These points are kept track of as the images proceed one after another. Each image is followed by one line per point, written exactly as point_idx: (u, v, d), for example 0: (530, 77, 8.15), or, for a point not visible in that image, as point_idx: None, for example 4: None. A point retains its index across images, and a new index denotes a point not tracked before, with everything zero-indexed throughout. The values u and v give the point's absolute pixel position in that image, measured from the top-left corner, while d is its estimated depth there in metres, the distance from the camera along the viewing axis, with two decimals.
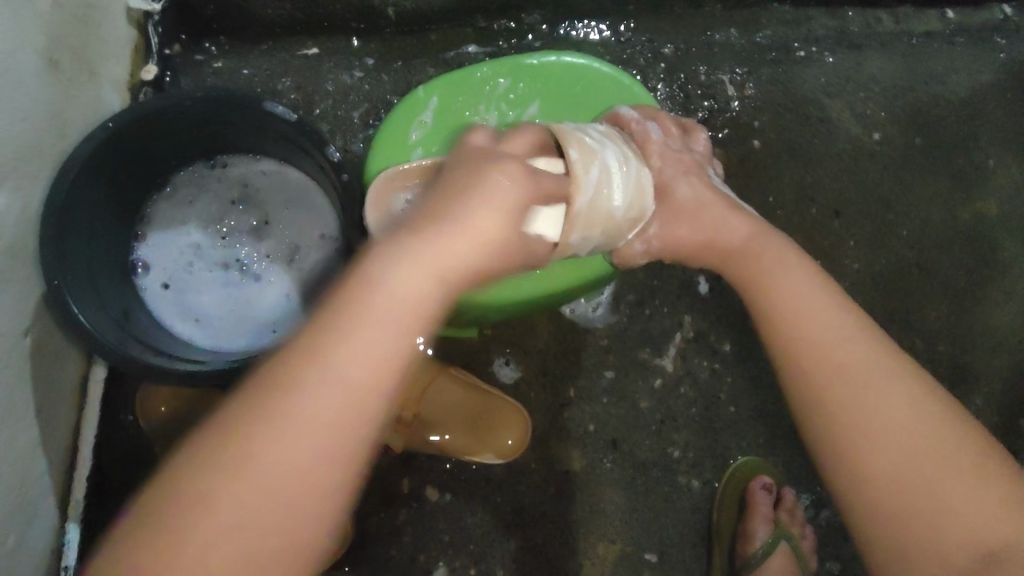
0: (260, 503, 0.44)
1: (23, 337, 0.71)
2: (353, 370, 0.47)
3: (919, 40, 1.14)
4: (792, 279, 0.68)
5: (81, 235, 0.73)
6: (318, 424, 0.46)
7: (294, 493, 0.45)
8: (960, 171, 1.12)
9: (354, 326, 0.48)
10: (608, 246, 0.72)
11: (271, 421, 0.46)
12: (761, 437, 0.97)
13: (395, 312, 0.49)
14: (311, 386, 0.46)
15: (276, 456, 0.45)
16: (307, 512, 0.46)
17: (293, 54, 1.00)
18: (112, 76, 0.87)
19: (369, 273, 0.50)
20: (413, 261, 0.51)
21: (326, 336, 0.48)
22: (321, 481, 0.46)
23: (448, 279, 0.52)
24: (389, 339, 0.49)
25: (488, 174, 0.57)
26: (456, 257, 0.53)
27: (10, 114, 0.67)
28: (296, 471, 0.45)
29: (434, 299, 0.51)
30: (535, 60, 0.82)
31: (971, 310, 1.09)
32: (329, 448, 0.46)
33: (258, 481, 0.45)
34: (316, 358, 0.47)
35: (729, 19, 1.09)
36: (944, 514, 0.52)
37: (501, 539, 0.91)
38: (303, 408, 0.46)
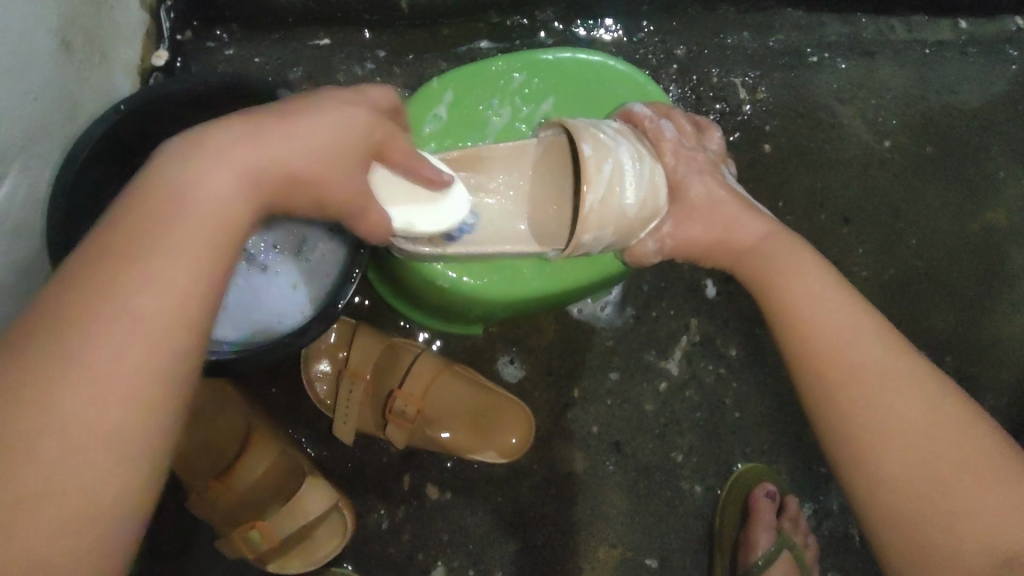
0: (55, 468, 0.34)
1: (25, 320, 0.69)
2: (159, 288, 0.38)
3: (932, 50, 1.14)
4: (805, 278, 0.67)
5: (88, 218, 0.72)
6: (115, 354, 0.36)
7: (98, 457, 0.35)
8: (970, 182, 1.12)
9: (149, 235, 0.38)
10: (620, 243, 0.72)
11: (77, 345, 0.35)
12: (765, 444, 0.96)
13: (199, 220, 0.40)
14: (107, 312, 0.36)
15: (87, 374, 0.35)
16: (140, 450, 0.36)
17: (304, 44, 1.00)
18: (123, 60, 0.86)
19: (167, 172, 0.41)
20: (226, 161, 0.42)
21: (139, 239, 0.38)
22: (148, 422, 0.36)
23: (266, 179, 0.44)
24: (189, 246, 0.39)
25: (335, 102, 0.49)
26: (275, 155, 0.44)
27: (20, 94, 0.66)
28: (107, 399, 0.35)
29: (241, 204, 0.42)
30: (551, 56, 0.81)
31: (978, 322, 1.08)
32: (134, 379, 0.36)
33: (56, 441, 0.34)
34: (124, 266, 0.37)
35: (742, 22, 1.09)
36: (961, 517, 0.50)
37: (501, 539, 0.90)
38: (128, 312, 0.37)
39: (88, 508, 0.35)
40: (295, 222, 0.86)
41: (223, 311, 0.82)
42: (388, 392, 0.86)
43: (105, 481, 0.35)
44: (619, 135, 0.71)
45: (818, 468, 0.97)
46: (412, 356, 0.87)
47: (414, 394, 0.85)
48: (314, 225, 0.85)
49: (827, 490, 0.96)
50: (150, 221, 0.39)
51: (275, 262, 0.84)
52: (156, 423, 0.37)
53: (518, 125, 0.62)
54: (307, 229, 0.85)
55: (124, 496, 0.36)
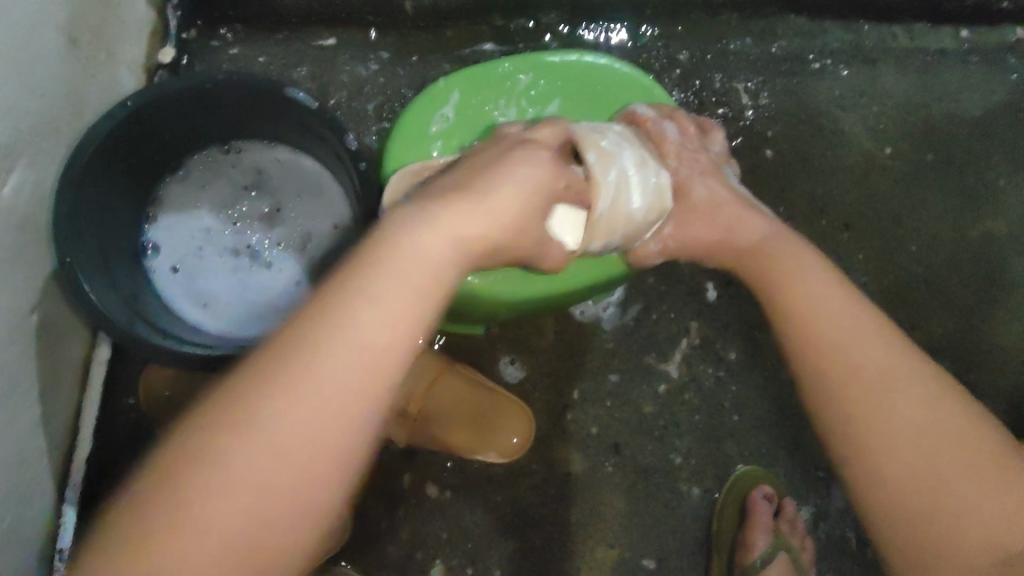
0: (263, 484, 0.42)
1: (30, 314, 0.70)
2: (357, 350, 0.45)
3: (933, 58, 1.14)
4: (812, 282, 0.67)
5: (96, 214, 0.73)
6: (305, 414, 0.43)
7: (290, 483, 0.43)
8: (970, 191, 1.12)
9: (361, 297, 0.46)
10: (628, 246, 0.74)
11: (258, 405, 0.43)
12: (763, 447, 0.97)
13: (414, 280, 0.48)
14: (312, 369, 0.44)
15: (280, 432, 0.43)
16: (321, 485, 0.43)
17: (308, 44, 1.00)
18: (130, 58, 0.87)
19: (394, 238, 0.49)
20: (431, 227, 0.50)
21: (330, 308, 0.46)
22: (324, 467, 0.43)
23: (471, 251, 0.52)
24: (398, 310, 0.47)
25: (513, 156, 0.59)
26: (472, 227, 0.52)
27: (28, 88, 0.66)
28: (313, 449, 0.43)
29: (450, 269, 0.50)
30: (557, 58, 0.82)
31: (976, 330, 1.09)
32: (334, 423, 0.44)
33: (258, 452, 0.42)
34: (326, 323, 0.45)
35: (744, 28, 1.10)
36: (962, 517, 0.51)
37: (500, 539, 0.91)
38: (321, 376, 0.44)
39: (282, 549, 0.42)
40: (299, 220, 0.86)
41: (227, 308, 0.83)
42: None
43: (265, 539, 0.42)
44: (622, 140, 0.72)
45: (816, 472, 0.97)
46: (414, 355, 0.88)
47: (415, 394, 0.87)
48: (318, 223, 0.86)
49: (825, 494, 0.97)
50: (370, 294, 0.46)
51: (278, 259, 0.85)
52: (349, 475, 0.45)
53: (543, 128, 0.66)
54: (312, 228, 0.86)
55: (305, 509, 0.43)
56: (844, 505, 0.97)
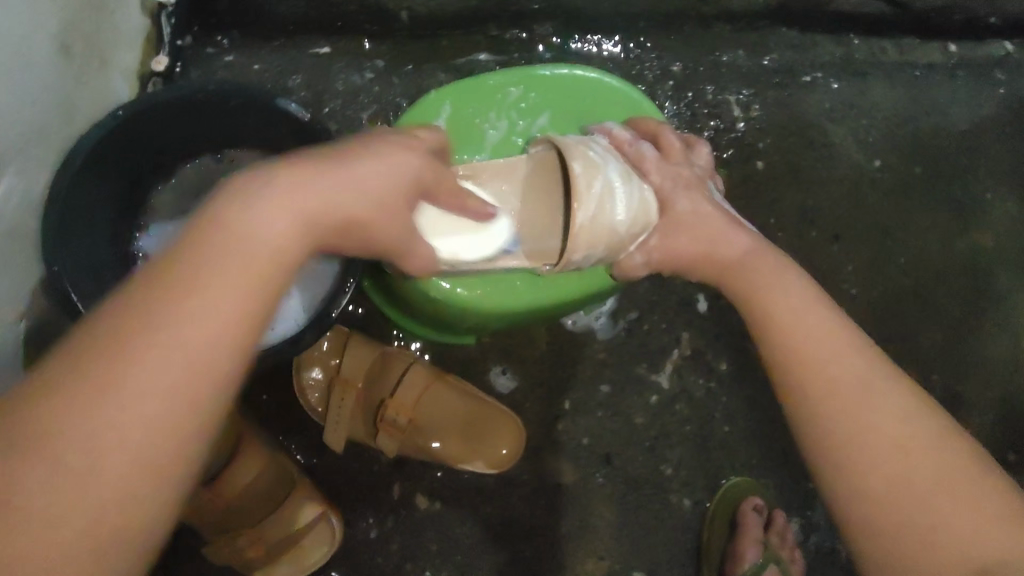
0: (82, 471, 0.35)
1: (17, 323, 0.69)
2: (189, 329, 0.38)
3: (922, 72, 1.16)
4: (794, 300, 0.67)
5: (85, 222, 0.73)
6: (146, 390, 0.37)
7: (155, 457, 0.37)
8: (958, 204, 1.14)
9: (176, 285, 0.38)
10: (611, 258, 0.73)
11: (104, 376, 0.36)
12: (754, 458, 0.97)
13: (245, 256, 0.40)
14: (141, 338, 0.37)
15: (117, 415, 0.36)
16: (145, 474, 0.37)
17: (303, 52, 1.00)
18: (123, 65, 0.87)
19: (221, 213, 0.41)
20: (283, 209, 0.43)
21: (177, 264, 0.39)
22: (159, 453, 0.37)
23: (332, 224, 0.46)
24: (234, 291, 0.39)
25: (391, 146, 0.52)
26: (351, 196, 0.47)
27: (18, 96, 0.66)
28: (124, 440, 0.36)
29: (299, 243, 0.43)
30: (547, 72, 0.82)
31: (964, 341, 1.10)
32: (154, 409, 0.37)
33: (44, 468, 0.35)
34: (155, 302, 0.38)
35: (737, 41, 1.10)
36: (937, 529, 0.51)
37: (490, 551, 0.90)
38: (158, 358, 0.37)
39: (132, 536, 0.37)
40: None
41: None
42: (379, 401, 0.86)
43: (111, 531, 0.36)
44: (608, 154, 0.71)
45: (806, 484, 0.97)
46: (404, 366, 0.87)
47: (406, 403, 0.85)
48: None
49: (814, 505, 0.97)
50: (208, 267, 0.39)
51: None
52: (185, 470, 0.38)
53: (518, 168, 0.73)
54: None
55: (146, 511, 0.37)
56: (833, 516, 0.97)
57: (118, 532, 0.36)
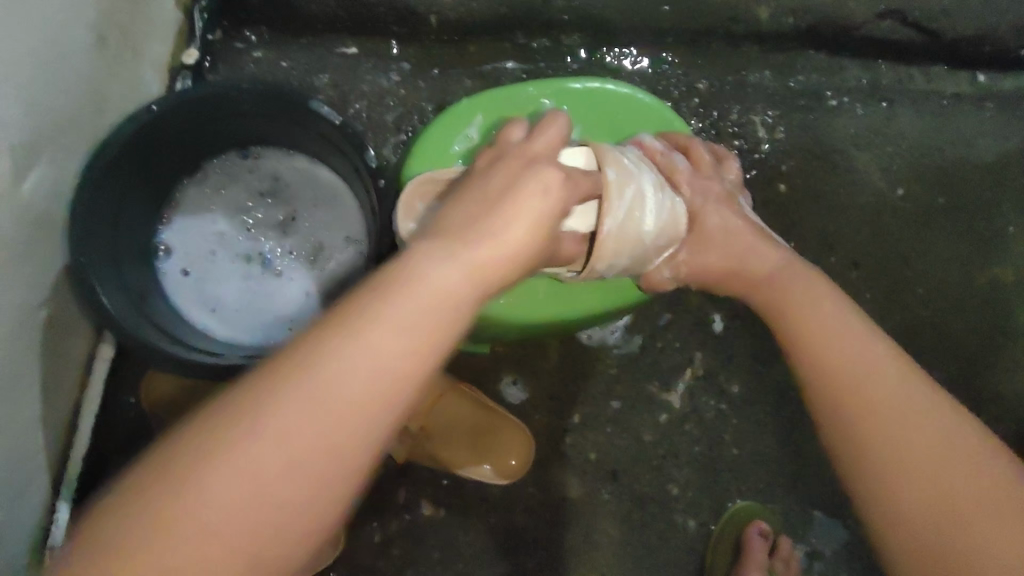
0: (246, 493, 0.40)
1: (39, 310, 0.69)
2: (360, 366, 0.43)
3: (949, 101, 1.15)
4: (837, 310, 0.67)
5: (112, 212, 0.73)
6: (284, 433, 0.41)
7: (284, 487, 0.41)
8: (979, 236, 1.13)
9: (376, 325, 0.44)
10: (636, 269, 0.72)
11: (274, 404, 0.42)
12: (761, 482, 0.96)
13: (430, 306, 0.46)
14: (292, 383, 0.42)
15: (288, 424, 0.42)
16: (305, 481, 0.41)
17: (331, 52, 1.00)
18: (155, 57, 0.87)
19: (407, 266, 0.47)
20: (455, 261, 0.47)
21: (350, 313, 0.45)
22: (317, 463, 0.42)
23: (484, 273, 0.48)
24: (408, 339, 0.44)
25: (529, 172, 0.54)
26: (485, 251, 0.48)
27: (56, 86, 0.66)
28: (322, 442, 0.42)
29: (466, 302, 0.47)
30: (579, 85, 0.82)
31: (979, 375, 1.09)
32: (331, 439, 0.42)
33: (227, 483, 0.40)
34: (340, 337, 0.44)
35: (764, 61, 1.10)
36: (979, 545, 0.49)
37: (492, 561, 0.90)
38: (330, 377, 0.43)
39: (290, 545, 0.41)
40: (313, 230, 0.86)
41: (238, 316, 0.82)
42: None
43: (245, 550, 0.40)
44: (641, 162, 0.72)
45: (813, 512, 0.96)
46: None
47: (419, 408, 0.85)
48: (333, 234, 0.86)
49: (821, 533, 0.96)
50: (386, 313, 0.45)
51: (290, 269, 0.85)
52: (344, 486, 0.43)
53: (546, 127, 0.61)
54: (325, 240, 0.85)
55: (313, 515, 0.42)
56: (838, 546, 0.96)
57: (283, 543, 0.41)
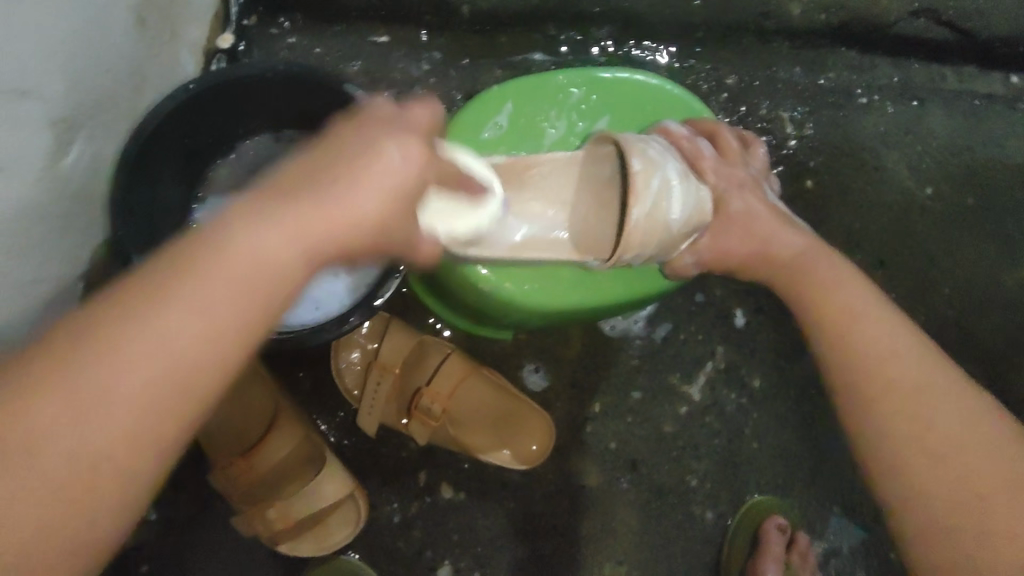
0: (48, 465, 0.35)
1: (77, 283, 0.71)
2: (169, 340, 0.38)
3: (982, 101, 1.13)
4: (848, 313, 0.66)
5: (149, 189, 0.75)
6: (90, 411, 0.36)
7: (85, 469, 0.36)
8: (1008, 238, 1.11)
9: (175, 295, 0.38)
10: (662, 257, 0.72)
11: (60, 385, 0.36)
12: (780, 477, 0.96)
13: (241, 280, 0.39)
14: (102, 358, 0.37)
15: (81, 406, 0.36)
16: (115, 476, 0.37)
17: (363, 39, 1.01)
18: (190, 40, 0.89)
19: (223, 230, 0.39)
20: (276, 227, 0.40)
21: (165, 280, 0.38)
22: (101, 461, 0.36)
23: (326, 250, 0.41)
24: (217, 312, 0.39)
25: (379, 128, 0.43)
26: (328, 228, 0.41)
27: (96, 65, 0.68)
28: (106, 431, 0.36)
29: (295, 274, 0.41)
30: (609, 74, 0.83)
31: (1004, 378, 1.07)
32: (128, 425, 0.37)
33: (26, 455, 0.35)
34: (133, 314, 0.37)
35: (794, 57, 1.09)
36: (1002, 536, 0.49)
37: (510, 545, 0.91)
38: (121, 357, 0.37)
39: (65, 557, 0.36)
40: None
41: None
42: (415, 390, 0.87)
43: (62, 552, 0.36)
44: (667, 151, 0.71)
45: (831, 508, 0.96)
46: (442, 356, 0.88)
47: (442, 393, 0.87)
48: None
49: (839, 529, 0.96)
50: (187, 293, 0.38)
51: None
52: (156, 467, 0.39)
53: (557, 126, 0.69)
54: None
55: (111, 504, 0.37)
56: (856, 543, 0.96)
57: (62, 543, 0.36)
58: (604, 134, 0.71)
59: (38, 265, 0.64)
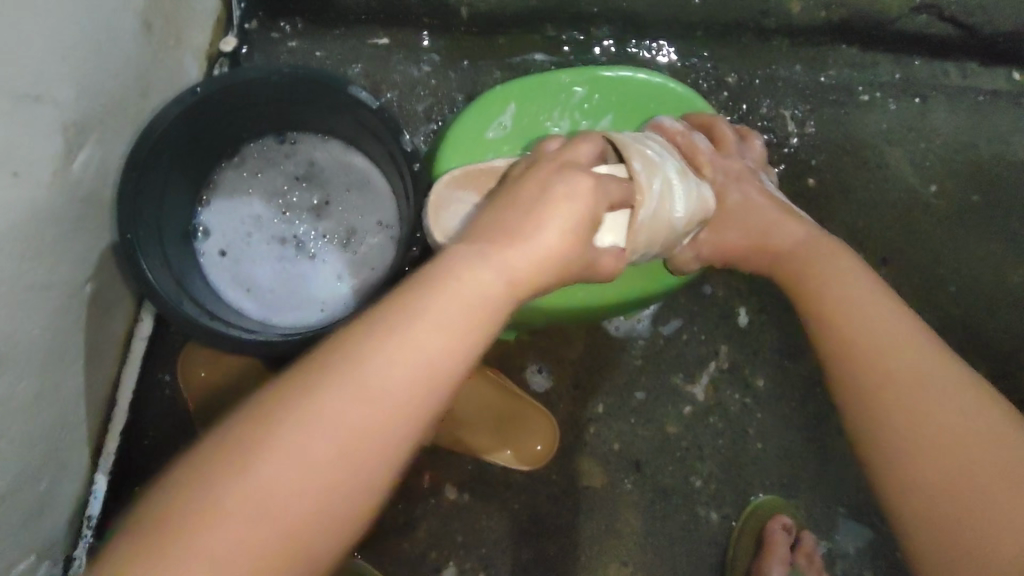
0: (295, 479, 0.40)
1: (84, 287, 0.72)
2: (405, 362, 0.44)
3: (985, 98, 1.13)
4: (837, 331, 0.65)
5: (157, 193, 0.75)
6: (342, 425, 0.42)
7: (332, 481, 0.41)
8: (1014, 235, 1.10)
9: (405, 319, 0.45)
10: (665, 254, 0.73)
11: (306, 405, 0.42)
12: (785, 477, 0.96)
13: (462, 305, 0.46)
14: (348, 375, 0.43)
15: (338, 422, 0.42)
16: (354, 484, 0.42)
17: (363, 42, 1.02)
18: (194, 44, 0.89)
19: (440, 273, 0.47)
20: (488, 264, 0.49)
21: (398, 316, 0.45)
22: (346, 472, 0.42)
23: (520, 286, 0.49)
24: (440, 338, 0.45)
25: (564, 177, 0.56)
26: (525, 266, 0.50)
27: (106, 69, 0.69)
28: (347, 446, 0.42)
29: (497, 304, 0.48)
30: (612, 73, 0.82)
31: (1011, 376, 1.07)
32: (376, 436, 0.42)
33: (280, 458, 0.41)
34: (360, 340, 0.44)
35: (796, 55, 1.09)
36: (998, 521, 0.48)
37: (515, 547, 0.91)
38: (357, 378, 0.43)
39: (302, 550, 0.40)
40: (346, 213, 0.87)
41: (272, 297, 0.84)
42: None
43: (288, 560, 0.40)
44: (662, 149, 0.72)
45: (837, 508, 0.96)
46: None
47: None
48: (365, 218, 0.87)
49: (845, 529, 0.95)
50: (419, 320, 0.45)
51: (323, 252, 0.86)
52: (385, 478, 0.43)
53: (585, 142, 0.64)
54: (358, 223, 0.87)
55: (346, 511, 0.42)
56: (863, 543, 0.95)
57: (299, 550, 0.40)
58: (602, 135, 0.71)
59: (49, 269, 0.65)
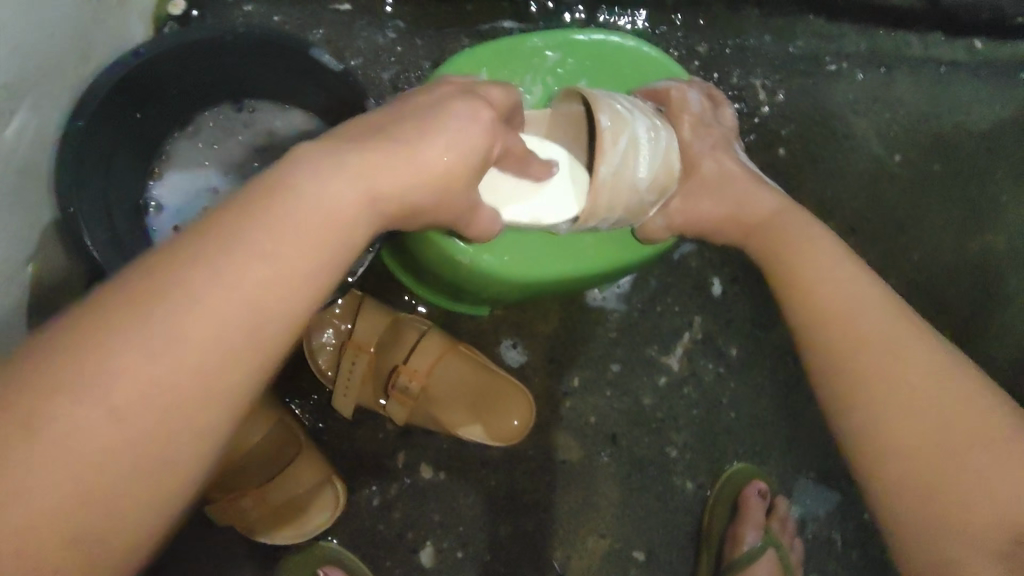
0: (134, 419, 0.34)
1: (23, 267, 0.67)
2: (257, 287, 0.38)
3: (946, 69, 1.14)
4: (807, 293, 0.65)
5: (100, 162, 0.70)
6: (179, 348, 0.35)
7: (179, 411, 0.35)
8: (973, 204, 1.13)
9: (272, 224, 0.39)
10: (632, 219, 0.72)
11: (146, 319, 0.35)
12: (757, 444, 0.97)
13: (315, 221, 0.41)
14: (189, 294, 0.36)
15: (177, 349, 0.35)
16: (200, 408, 0.36)
17: (323, 8, 0.97)
18: (139, 7, 0.84)
19: (286, 175, 0.42)
20: (341, 174, 0.43)
21: (255, 220, 0.39)
22: (180, 417, 0.35)
23: (375, 203, 0.45)
24: (298, 252, 0.40)
25: (467, 102, 0.53)
26: (386, 182, 0.46)
27: (37, 27, 0.63)
28: (189, 371, 0.36)
29: (359, 219, 0.44)
30: (584, 36, 0.80)
31: (971, 342, 1.09)
32: (205, 361, 0.36)
33: (116, 392, 0.34)
34: (221, 245, 0.38)
35: (765, 25, 1.09)
36: (973, 488, 0.48)
37: (491, 524, 0.90)
38: (212, 297, 0.37)
39: (151, 499, 0.35)
40: None
41: None
42: (392, 366, 0.86)
43: (130, 500, 0.34)
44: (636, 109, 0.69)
45: (806, 474, 0.97)
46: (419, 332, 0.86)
47: (419, 370, 0.85)
48: None
49: (815, 493, 0.97)
50: (276, 229, 0.39)
51: None
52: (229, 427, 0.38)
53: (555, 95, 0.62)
54: None
55: (195, 456, 0.36)
56: (832, 507, 0.97)
57: (154, 498, 0.35)
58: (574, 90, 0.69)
59: None
